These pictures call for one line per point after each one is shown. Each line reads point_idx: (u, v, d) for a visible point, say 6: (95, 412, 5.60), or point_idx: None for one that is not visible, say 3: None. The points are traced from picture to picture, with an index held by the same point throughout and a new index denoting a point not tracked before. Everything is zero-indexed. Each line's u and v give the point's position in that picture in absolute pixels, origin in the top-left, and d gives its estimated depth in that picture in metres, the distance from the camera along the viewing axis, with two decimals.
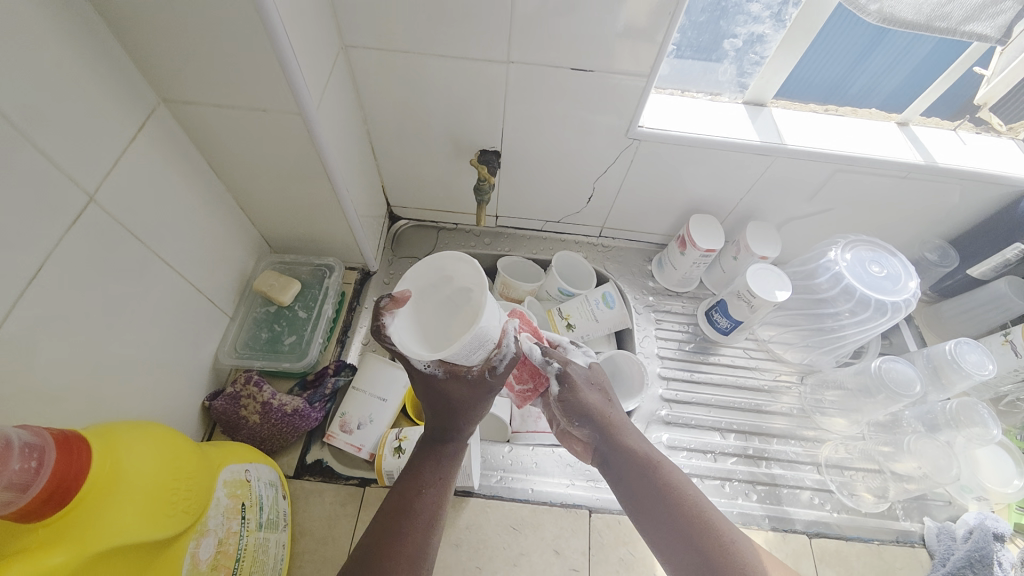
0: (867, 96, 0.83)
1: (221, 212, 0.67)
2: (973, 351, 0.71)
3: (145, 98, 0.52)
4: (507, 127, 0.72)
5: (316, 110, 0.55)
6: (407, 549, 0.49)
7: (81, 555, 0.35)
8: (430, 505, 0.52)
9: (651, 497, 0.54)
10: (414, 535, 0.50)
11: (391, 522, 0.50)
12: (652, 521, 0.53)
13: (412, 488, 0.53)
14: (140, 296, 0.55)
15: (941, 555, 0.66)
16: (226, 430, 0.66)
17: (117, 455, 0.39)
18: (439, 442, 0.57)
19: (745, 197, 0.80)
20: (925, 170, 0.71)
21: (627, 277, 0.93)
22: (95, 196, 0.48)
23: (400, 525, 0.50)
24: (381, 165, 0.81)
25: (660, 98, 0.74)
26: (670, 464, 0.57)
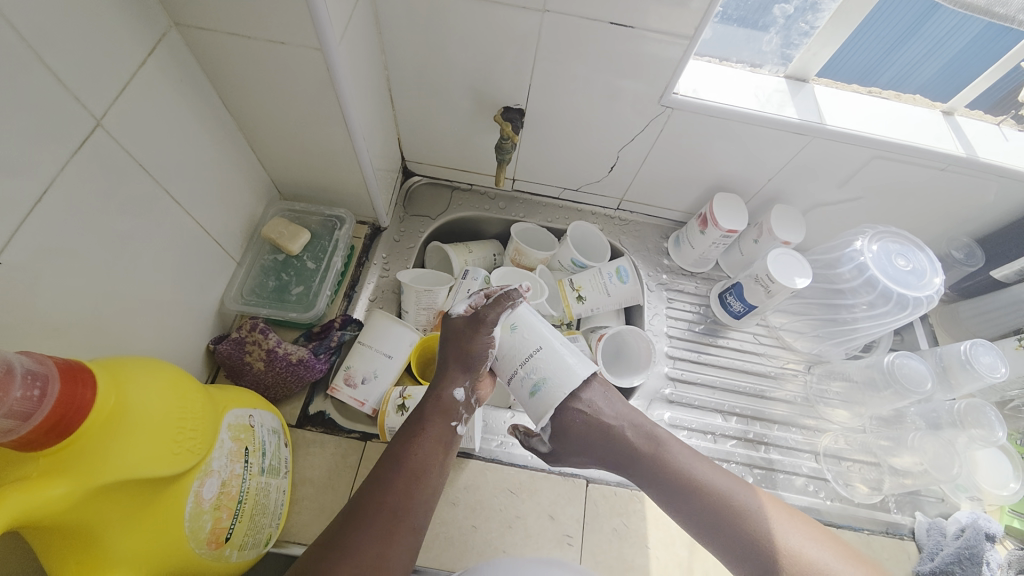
0: (901, 82, 0.75)
1: (231, 152, 0.64)
2: (987, 353, 0.70)
3: (156, 19, 0.48)
4: (535, 85, 0.69)
5: (337, 49, 0.52)
6: (389, 499, 0.50)
7: (83, 487, 0.35)
8: (422, 457, 0.53)
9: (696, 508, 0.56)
10: (400, 484, 0.51)
11: (382, 472, 0.52)
12: (701, 524, 0.56)
13: (409, 440, 0.54)
14: (147, 232, 0.53)
15: (929, 549, 0.67)
16: (230, 375, 0.65)
17: (124, 390, 0.38)
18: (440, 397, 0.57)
19: (773, 178, 0.77)
20: (965, 163, 0.68)
21: (642, 252, 0.91)
22: (102, 121, 0.45)
23: (393, 479, 0.51)
24: (399, 116, 0.77)
25: (697, 66, 0.70)
26: (698, 466, 0.58)
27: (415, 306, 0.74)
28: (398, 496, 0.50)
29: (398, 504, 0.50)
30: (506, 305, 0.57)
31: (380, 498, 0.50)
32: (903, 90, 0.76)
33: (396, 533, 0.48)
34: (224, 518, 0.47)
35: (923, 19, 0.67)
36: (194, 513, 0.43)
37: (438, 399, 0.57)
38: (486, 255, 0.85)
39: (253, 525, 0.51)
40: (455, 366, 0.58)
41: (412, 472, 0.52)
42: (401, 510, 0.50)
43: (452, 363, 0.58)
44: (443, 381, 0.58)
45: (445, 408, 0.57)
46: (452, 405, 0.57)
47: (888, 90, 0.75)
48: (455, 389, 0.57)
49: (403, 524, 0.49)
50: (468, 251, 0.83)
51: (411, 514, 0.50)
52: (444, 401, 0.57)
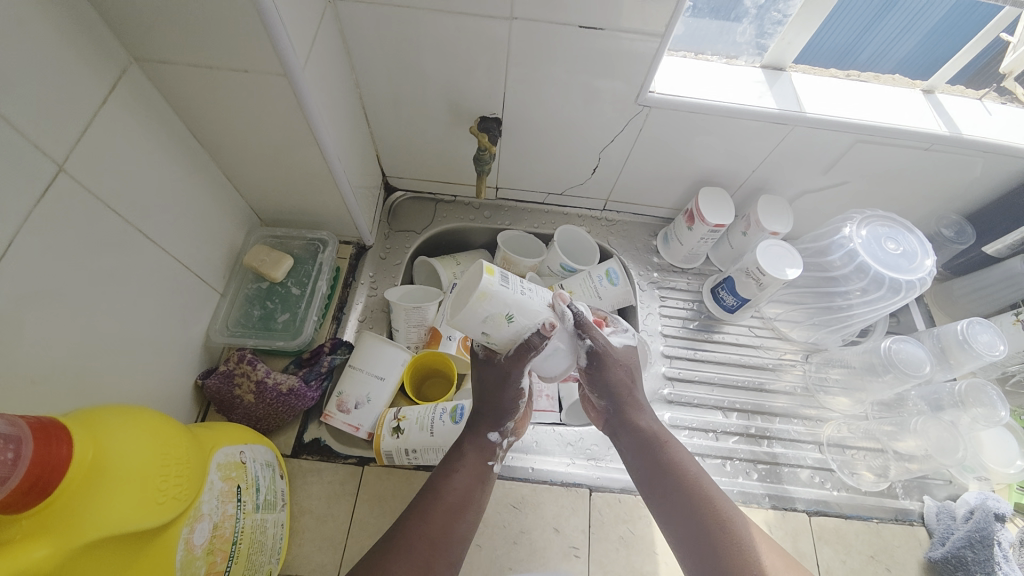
0: (878, 63, 0.75)
1: (206, 183, 0.63)
2: (985, 331, 0.70)
3: (115, 56, 0.47)
4: (510, 92, 0.68)
5: (302, 72, 0.51)
6: (429, 529, 0.49)
7: (65, 547, 0.34)
8: (459, 492, 0.53)
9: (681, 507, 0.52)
10: (436, 518, 0.50)
11: (420, 502, 0.52)
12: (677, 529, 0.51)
13: (447, 475, 0.54)
14: (124, 273, 0.52)
15: (940, 534, 0.67)
16: (221, 409, 0.64)
17: (102, 443, 0.37)
18: (477, 435, 0.58)
19: (757, 169, 0.77)
20: (949, 141, 0.68)
21: (631, 252, 0.90)
22: (66, 165, 0.44)
23: (430, 510, 0.51)
24: (376, 133, 0.77)
25: (672, 61, 0.70)
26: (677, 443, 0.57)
27: (405, 324, 0.73)
28: (437, 529, 0.50)
29: (433, 536, 0.49)
30: (527, 360, 0.54)
31: (421, 528, 0.49)
32: (881, 71, 0.76)
33: (433, 565, 0.48)
34: (218, 562, 0.46)
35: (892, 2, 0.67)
36: (186, 561, 0.42)
37: (476, 438, 0.58)
38: None
39: (250, 564, 0.50)
40: (489, 411, 0.59)
41: (450, 506, 0.52)
42: (439, 540, 0.49)
43: (489, 408, 0.58)
44: (477, 423, 0.59)
45: (480, 446, 0.57)
46: (490, 446, 0.58)
47: (866, 72, 0.76)
48: (491, 432, 0.58)
49: (439, 560, 0.48)
50: (457, 263, 0.82)
51: (445, 551, 0.49)
52: (484, 441, 0.58)
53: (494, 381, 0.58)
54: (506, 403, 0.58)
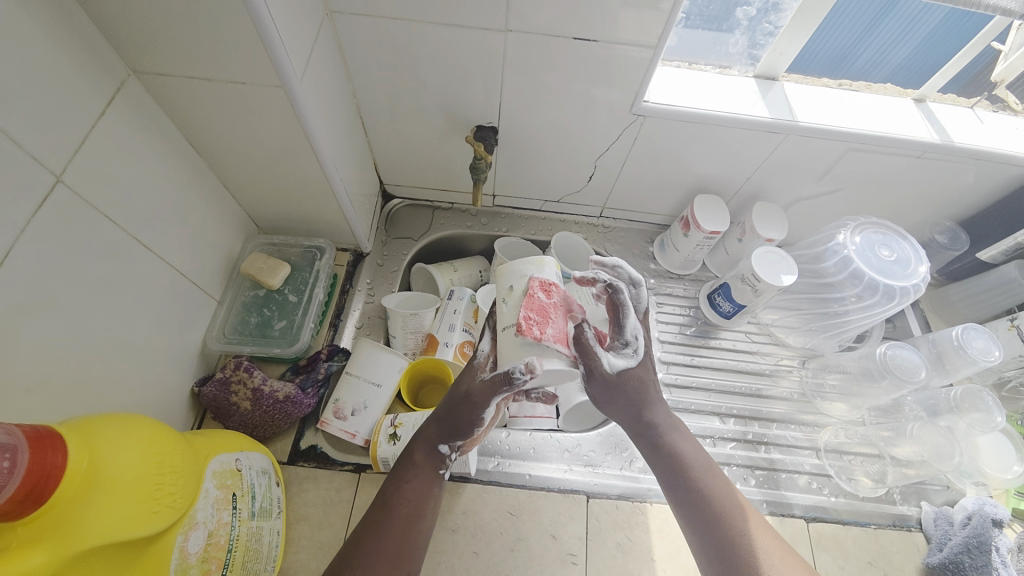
0: (871, 71, 0.76)
1: (204, 191, 0.64)
2: (980, 337, 0.70)
3: (114, 68, 0.48)
4: (505, 101, 0.69)
5: (299, 83, 0.51)
6: (383, 544, 0.49)
7: (62, 555, 0.34)
8: (412, 502, 0.52)
9: (696, 506, 0.53)
10: (394, 531, 0.50)
11: (374, 516, 0.51)
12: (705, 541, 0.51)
13: (397, 486, 0.53)
14: (121, 282, 0.52)
15: (938, 540, 0.66)
16: (217, 417, 0.64)
17: (98, 451, 0.37)
18: (428, 442, 0.55)
19: (752, 176, 0.77)
20: (941, 149, 0.68)
21: (628, 258, 0.91)
22: (64, 176, 0.44)
23: (385, 525, 0.50)
24: (373, 142, 0.77)
25: (666, 71, 0.71)
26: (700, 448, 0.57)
27: (402, 330, 0.74)
28: (395, 542, 0.49)
29: (393, 551, 0.49)
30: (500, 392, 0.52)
31: (377, 546, 0.48)
32: (874, 79, 0.76)
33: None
34: (214, 569, 0.46)
35: (886, 12, 0.67)
36: (180, 569, 0.42)
37: (427, 446, 0.55)
38: (473, 272, 0.85)
39: (245, 572, 0.50)
40: (445, 419, 0.56)
41: (405, 517, 0.51)
42: (396, 555, 0.49)
43: (448, 416, 0.55)
44: (431, 428, 0.56)
45: (432, 455, 0.55)
46: (443, 454, 0.55)
47: (859, 80, 0.76)
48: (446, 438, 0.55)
49: (400, 571, 0.48)
50: (454, 270, 0.83)
51: (408, 557, 0.49)
52: (437, 446, 0.55)
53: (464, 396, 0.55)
54: (474, 416, 0.54)
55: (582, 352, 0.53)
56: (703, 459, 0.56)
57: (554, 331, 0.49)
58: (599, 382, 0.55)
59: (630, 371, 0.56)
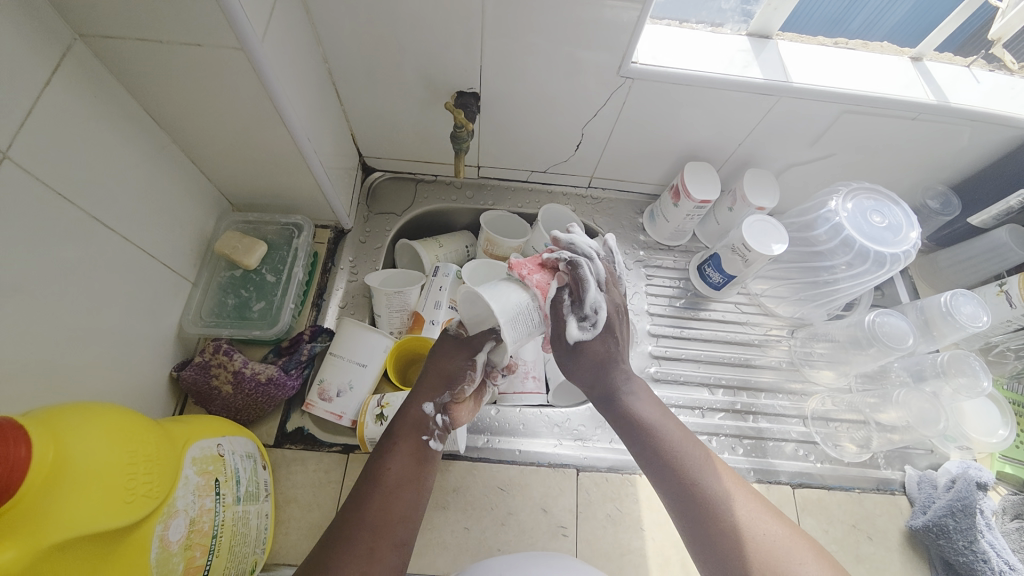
0: (869, 30, 0.73)
1: (169, 167, 0.60)
2: (969, 303, 0.70)
3: (56, 32, 0.44)
4: (487, 65, 0.65)
5: (261, 47, 0.48)
6: (367, 514, 0.47)
7: (32, 550, 0.33)
8: (396, 472, 0.50)
9: (678, 485, 0.50)
10: (376, 502, 0.48)
11: (358, 489, 0.49)
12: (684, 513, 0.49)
13: (381, 458, 0.52)
14: (86, 265, 0.50)
15: (921, 503, 0.68)
16: (199, 401, 0.63)
17: (64, 442, 0.35)
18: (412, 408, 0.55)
19: (743, 143, 0.75)
20: (936, 111, 0.66)
21: (617, 230, 0.89)
22: (9, 153, 0.41)
23: (370, 495, 0.48)
24: (349, 111, 0.73)
25: (655, 31, 0.67)
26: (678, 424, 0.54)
27: (387, 309, 0.72)
28: (377, 513, 0.48)
29: (375, 521, 0.47)
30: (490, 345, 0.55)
31: (360, 515, 0.47)
32: (871, 38, 0.73)
33: (378, 551, 0.46)
34: (198, 556, 0.45)
35: None
36: (162, 558, 0.41)
37: (411, 415, 0.55)
38: (458, 248, 0.83)
39: (233, 556, 0.50)
40: (433, 381, 0.56)
41: (386, 488, 0.49)
42: (378, 524, 0.47)
43: (431, 382, 0.56)
44: (412, 400, 0.56)
45: (413, 421, 0.54)
46: (424, 419, 0.55)
47: (855, 39, 0.73)
48: (427, 406, 0.55)
49: (382, 544, 0.46)
50: (439, 246, 0.81)
51: (392, 530, 0.47)
52: (419, 417, 0.55)
53: (447, 351, 0.57)
54: (456, 371, 0.56)
55: (553, 312, 0.54)
56: (687, 438, 0.53)
57: (539, 278, 0.53)
58: (563, 350, 0.55)
59: (586, 344, 0.54)
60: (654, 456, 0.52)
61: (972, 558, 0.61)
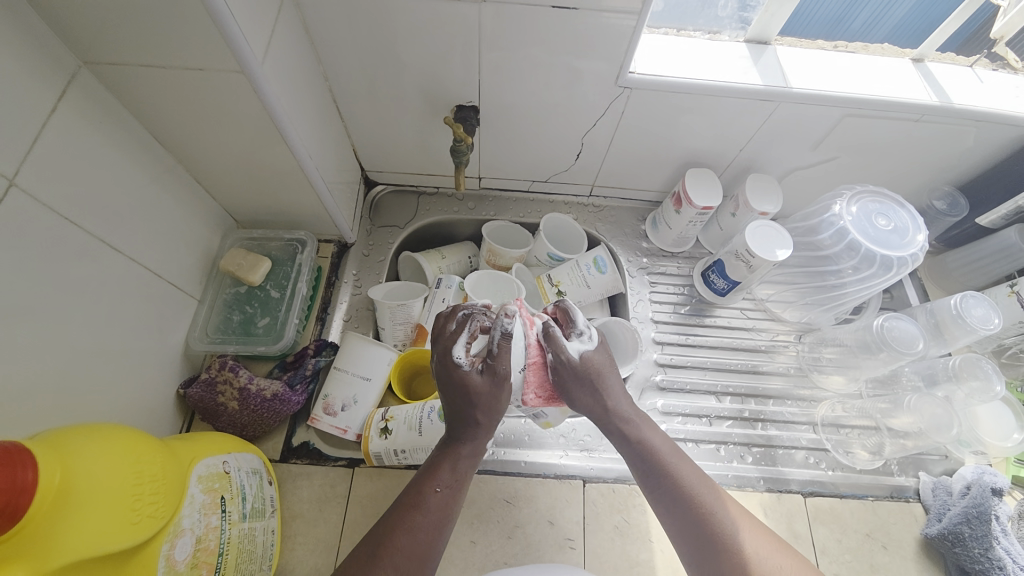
0: (869, 31, 0.72)
1: (174, 186, 0.61)
2: (979, 305, 0.69)
3: (62, 60, 0.45)
4: (486, 78, 0.65)
5: (261, 68, 0.49)
6: (413, 545, 0.45)
7: (38, 573, 0.33)
8: (444, 501, 0.48)
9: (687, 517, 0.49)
10: (423, 533, 0.46)
11: (402, 518, 0.47)
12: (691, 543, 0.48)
13: (428, 486, 0.49)
14: (94, 286, 0.51)
15: (936, 510, 0.67)
16: (205, 418, 0.63)
17: (71, 463, 0.36)
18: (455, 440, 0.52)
19: (745, 148, 0.75)
20: (939, 112, 0.66)
21: (620, 238, 0.89)
22: (17, 179, 0.42)
23: (415, 525, 0.46)
24: (350, 127, 0.74)
25: (652, 40, 0.67)
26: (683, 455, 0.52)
27: (390, 322, 0.72)
28: (423, 543, 0.46)
29: (424, 556, 0.45)
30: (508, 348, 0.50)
31: (407, 546, 0.45)
32: (870, 41, 0.73)
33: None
34: (204, 574, 0.45)
35: None
36: None
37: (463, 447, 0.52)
38: (461, 259, 0.83)
39: (240, 573, 0.50)
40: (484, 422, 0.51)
41: (438, 522, 0.47)
42: (422, 555, 0.45)
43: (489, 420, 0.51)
44: (469, 432, 0.51)
45: (466, 452, 0.51)
46: (474, 452, 0.52)
47: (855, 42, 0.73)
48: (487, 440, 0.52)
49: (427, 568, 0.45)
50: (442, 257, 0.81)
51: (432, 561, 0.46)
52: (477, 448, 0.52)
53: (489, 389, 0.50)
54: (505, 405, 0.51)
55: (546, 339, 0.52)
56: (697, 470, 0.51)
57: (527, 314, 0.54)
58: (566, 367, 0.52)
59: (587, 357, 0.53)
60: (677, 507, 0.49)
61: (988, 566, 0.60)
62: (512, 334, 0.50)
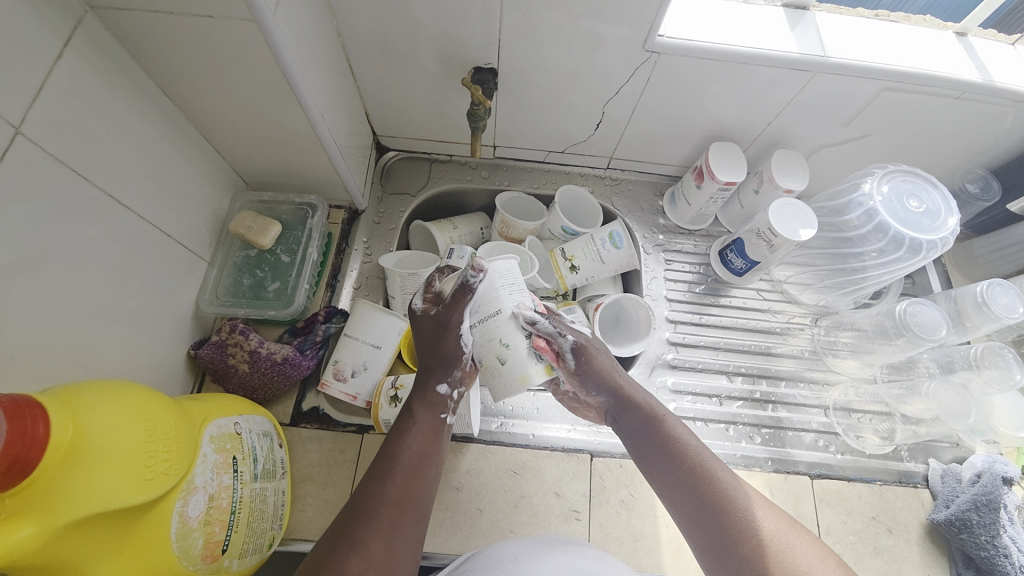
0: (905, 3, 0.68)
1: (182, 144, 0.59)
2: (1005, 293, 0.67)
3: (66, 3, 0.43)
4: (507, 39, 0.62)
5: (273, 16, 0.46)
6: (389, 492, 0.48)
7: (51, 525, 0.34)
8: (414, 452, 0.51)
9: (690, 491, 0.50)
10: (397, 479, 0.48)
11: (376, 467, 0.50)
12: (693, 517, 0.49)
13: (398, 437, 0.52)
14: (104, 243, 0.50)
15: (945, 496, 0.66)
16: (216, 379, 0.63)
17: (81, 421, 0.36)
18: (424, 390, 0.55)
19: (773, 121, 0.71)
20: (982, 89, 0.62)
21: (636, 213, 0.86)
22: (23, 128, 0.40)
23: (387, 473, 0.49)
24: (363, 88, 0.71)
25: (683, 2, 0.64)
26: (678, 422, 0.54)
27: (400, 291, 0.71)
28: (399, 490, 0.48)
29: (394, 498, 0.47)
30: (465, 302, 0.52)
31: (381, 493, 0.47)
32: (911, 11, 0.68)
33: (401, 525, 0.46)
34: (217, 531, 0.46)
35: None
36: (182, 533, 0.42)
37: (426, 398, 0.55)
38: (474, 229, 0.81)
39: (252, 531, 0.51)
40: (435, 365, 0.55)
41: (408, 467, 0.50)
42: (402, 500, 0.48)
43: (434, 362, 0.55)
44: (425, 377, 0.56)
45: (431, 403, 0.55)
46: (440, 400, 0.55)
47: (895, 13, 0.68)
48: (442, 386, 0.55)
49: (405, 516, 0.47)
50: (453, 227, 0.79)
51: (415, 503, 0.48)
52: (437, 396, 0.55)
53: (433, 330, 0.54)
54: (453, 351, 0.54)
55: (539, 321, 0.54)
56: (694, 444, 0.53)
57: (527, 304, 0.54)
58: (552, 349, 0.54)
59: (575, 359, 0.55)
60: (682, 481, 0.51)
61: (994, 553, 0.60)
62: (474, 287, 0.51)
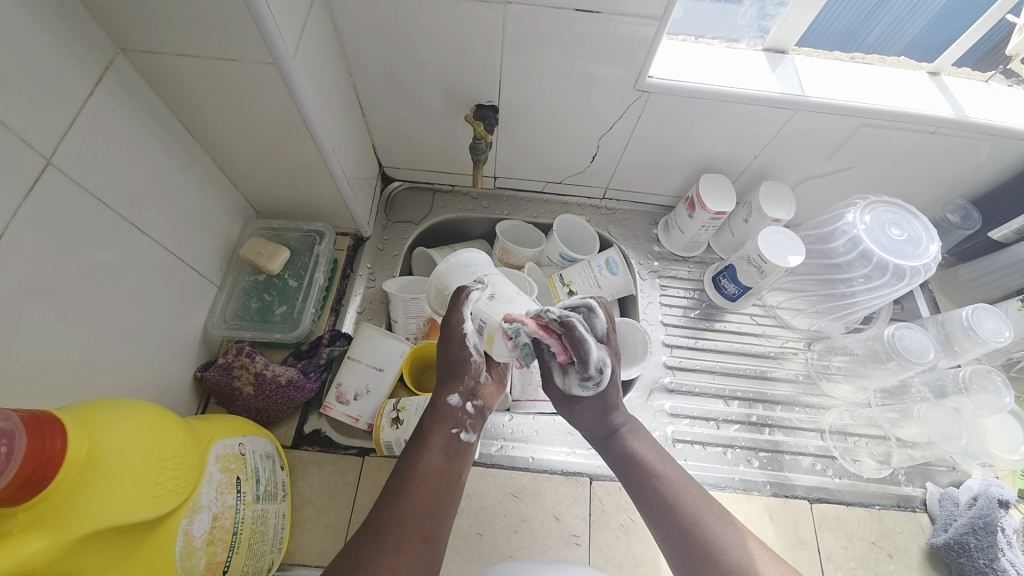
0: (884, 45, 0.72)
1: (199, 174, 0.63)
2: (989, 317, 0.69)
3: (100, 46, 0.47)
4: (506, 78, 0.66)
5: (291, 59, 0.50)
6: (396, 511, 0.45)
7: (61, 540, 0.34)
8: (427, 468, 0.48)
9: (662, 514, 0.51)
10: (409, 498, 0.46)
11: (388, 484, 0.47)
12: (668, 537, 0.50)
13: (414, 452, 0.49)
14: (120, 267, 0.52)
15: (942, 521, 0.66)
16: (221, 401, 0.64)
17: (97, 438, 0.37)
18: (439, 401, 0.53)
19: (759, 154, 0.75)
20: (955, 124, 0.66)
21: (632, 241, 0.89)
22: (54, 159, 0.43)
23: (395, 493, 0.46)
24: (371, 122, 0.75)
25: (671, 46, 0.68)
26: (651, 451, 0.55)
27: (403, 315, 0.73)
28: (405, 510, 0.45)
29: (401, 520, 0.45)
30: (463, 301, 0.53)
31: (387, 512, 0.45)
32: (887, 53, 0.73)
33: (405, 544, 0.44)
34: (219, 552, 0.46)
35: None
36: (185, 552, 0.42)
37: (438, 407, 0.52)
38: None
39: (252, 554, 0.51)
40: (450, 372, 0.54)
41: (417, 482, 0.47)
42: (408, 521, 0.45)
43: (446, 370, 0.54)
44: (441, 389, 0.54)
45: (443, 416, 0.52)
46: (451, 411, 0.52)
47: (871, 54, 0.73)
48: (454, 397, 0.53)
49: (411, 537, 0.44)
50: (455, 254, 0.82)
51: (422, 523, 0.45)
52: (448, 408, 0.52)
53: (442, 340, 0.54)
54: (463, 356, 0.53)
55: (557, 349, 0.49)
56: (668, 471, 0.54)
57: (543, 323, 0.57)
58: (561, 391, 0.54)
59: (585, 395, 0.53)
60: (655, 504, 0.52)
61: None
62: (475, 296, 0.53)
